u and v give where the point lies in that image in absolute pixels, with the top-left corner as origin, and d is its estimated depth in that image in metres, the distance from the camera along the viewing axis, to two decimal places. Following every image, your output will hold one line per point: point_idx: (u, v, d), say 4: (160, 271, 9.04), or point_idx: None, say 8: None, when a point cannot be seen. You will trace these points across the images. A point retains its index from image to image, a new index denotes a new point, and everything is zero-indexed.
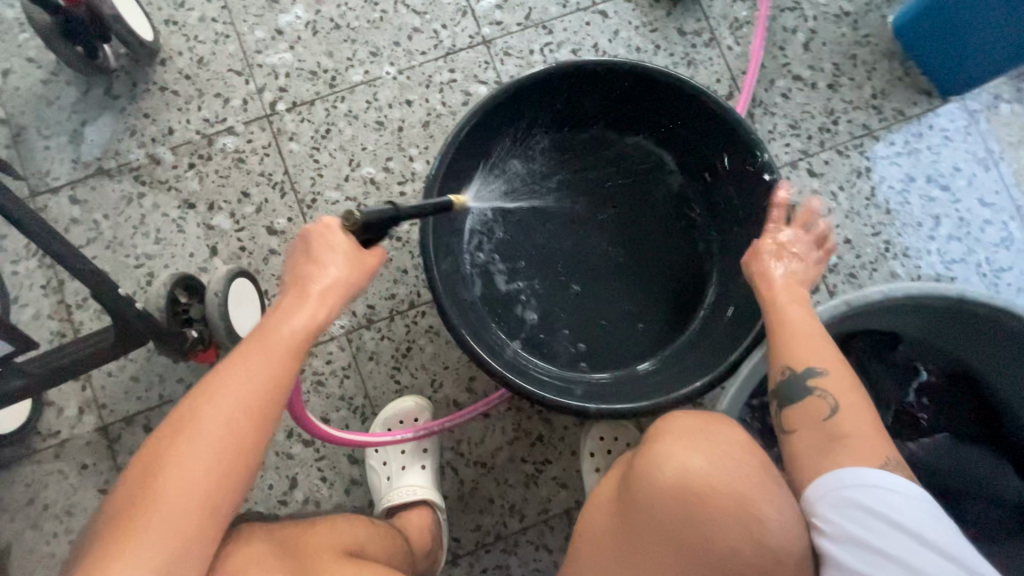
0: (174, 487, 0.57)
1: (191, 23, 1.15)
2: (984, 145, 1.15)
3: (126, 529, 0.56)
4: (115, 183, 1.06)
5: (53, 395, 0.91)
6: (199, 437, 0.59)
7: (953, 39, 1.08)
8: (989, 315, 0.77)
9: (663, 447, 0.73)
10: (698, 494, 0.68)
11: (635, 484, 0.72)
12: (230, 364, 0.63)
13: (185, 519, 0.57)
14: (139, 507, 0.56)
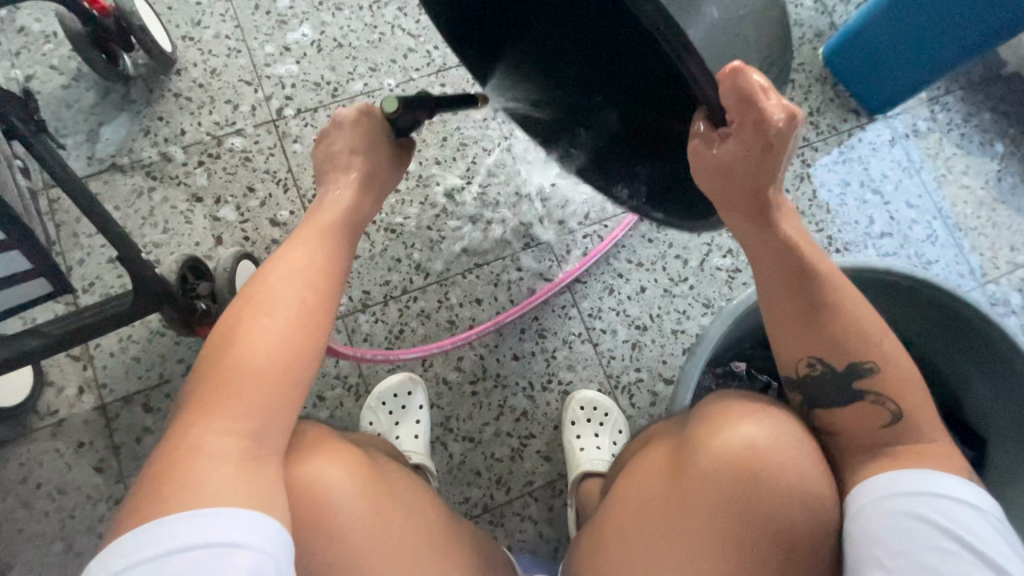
0: (251, 386, 0.53)
1: (207, 39, 1.14)
2: (907, 155, 1.28)
3: (208, 405, 0.52)
4: (128, 178, 1.07)
5: (54, 376, 0.98)
6: (288, 320, 0.57)
7: (937, 24, 1.09)
8: (913, 287, 0.86)
9: (708, 420, 0.64)
10: (753, 466, 0.59)
11: (693, 464, 0.61)
12: (306, 252, 0.64)
13: (268, 408, 0.53)
14: (237, 383, 0.53)
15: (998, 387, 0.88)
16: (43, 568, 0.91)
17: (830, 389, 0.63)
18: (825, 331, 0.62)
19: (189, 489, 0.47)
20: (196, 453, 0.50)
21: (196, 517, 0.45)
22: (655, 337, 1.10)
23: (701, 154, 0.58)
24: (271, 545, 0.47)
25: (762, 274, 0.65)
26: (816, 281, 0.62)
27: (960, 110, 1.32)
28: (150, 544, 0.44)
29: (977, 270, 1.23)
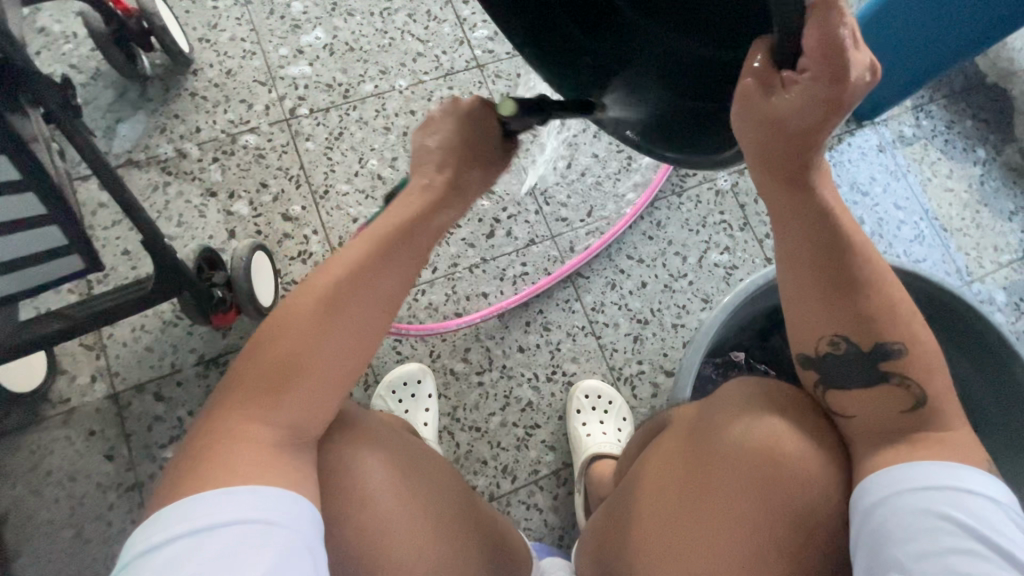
0: (314, 384, 0.51)
1: (223, 41, 1.18)
2: (894, 160, 1.34)
3: (254, 396, 0.50)
4: (143, 173, 1.10)
5: (67, 364, 0.99)
6: (347, 329, 0.53)
7: (931, 23, 1.09)
8: (903, 278, 0.90)
9: (725, 408, 0.65)
10: (769, 452, 0.60)
11: (711, 459, 0.62)
12: (379, 254, 0.56)
13: (315, 407, 0.52)
14: (289, 381, 0.51)
15: (985, 374, 0.92)
16: (52, 555, 0.91)
17: (846, 369, 0.62)
18: (856, 307, 0.60)
19: (228, 468, 0.46)
20: (243, 443, 0.48)
21: (239, 494, 0.45)
22: (656, 331, 1.13)
23: (752, 98, 0.45)
24: (305, 525, 0.47)
25: (790, 248, 0.61)
26: (851, 260, 0.60)
27: (944, 117, 1.38)
28: (190, 516, 0.43)
29: (963, 269, 1.28)
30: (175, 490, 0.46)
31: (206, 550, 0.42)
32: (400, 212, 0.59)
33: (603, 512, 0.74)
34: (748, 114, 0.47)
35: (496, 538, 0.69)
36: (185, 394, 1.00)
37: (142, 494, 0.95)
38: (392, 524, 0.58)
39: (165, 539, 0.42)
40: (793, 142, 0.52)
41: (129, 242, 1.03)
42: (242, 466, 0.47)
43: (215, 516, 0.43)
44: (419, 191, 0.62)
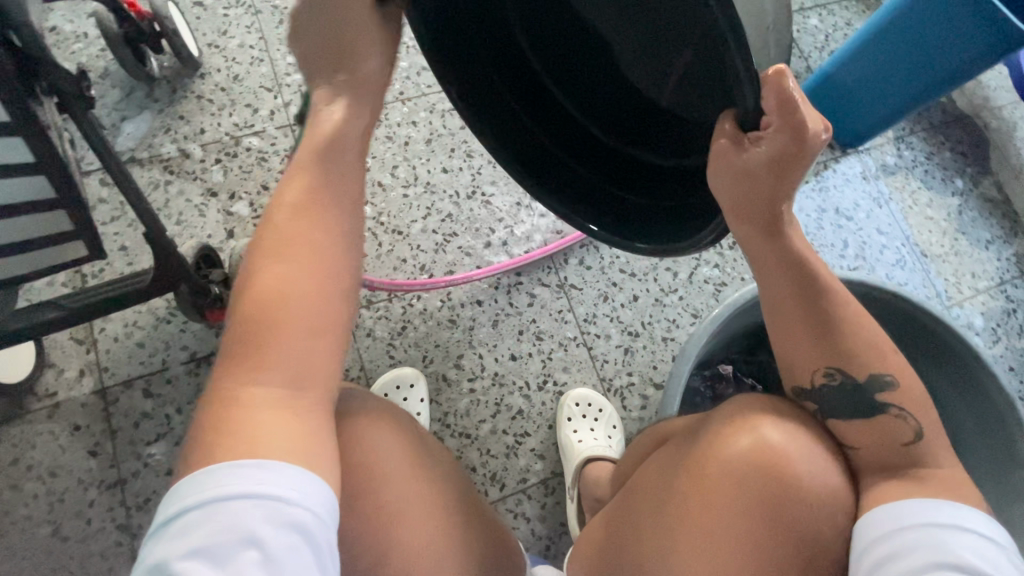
0: (292, 334, 0.48)
1: (232, 47, 1.21)
2: (876, 187, 1.39)
3: (241, 363, 0.47)
4: (145, 171, 1.11)
5: (56, 357, 0.99)
6: (310, 264, 0.50)
7: (918, 52, 1.13)
8: (886, 299, 0.93)
9: (729, 422, 0.63)
10: (776, 461, 0.59)
11: (714, 476, 0.60)
12: (315, 183, 0.54)
13: (310, 359, 0.48)
14: (270, 338, 0.47)
15: (962, 394, 0.95)
16: (28, 552, 0.90)
17: (847, 409, 0.63)
18: (834, 342, 0.63)
19: (240, 438, 0.44)
20: (234, 416, 0.45)
21: (251, 467, 0.42)
22: (646, 344, 1.15)
23: (726, 155, 0.51)
24: (315, 504, 0.44)
25: (766, 282, 0.64)
26: (829, 299, 0.62)
27: (923, 149, 1.44)
28: (200, 488, 0.41)
29: (942, 293, 1.32)
30: (191, 460, 0.44)
31: (209, 525, 0.40)
32: (322, 130, 0.56)
33: (601, 518, 0.73)
34: (721, 165, 0.52)
35: (497, 535, 0.67)
36: (175, 391, 0.99)
37: (124, 492, 0.94)
38: (405, 509, 0.58)
39: (180, 508, 0.41)
40: (758, 197, 0.56)
41: (127, 238, 1.03)
42: (262, 438, 0.44)
43: (223, 491, 0.41)
44: (330, 103, 0.58)
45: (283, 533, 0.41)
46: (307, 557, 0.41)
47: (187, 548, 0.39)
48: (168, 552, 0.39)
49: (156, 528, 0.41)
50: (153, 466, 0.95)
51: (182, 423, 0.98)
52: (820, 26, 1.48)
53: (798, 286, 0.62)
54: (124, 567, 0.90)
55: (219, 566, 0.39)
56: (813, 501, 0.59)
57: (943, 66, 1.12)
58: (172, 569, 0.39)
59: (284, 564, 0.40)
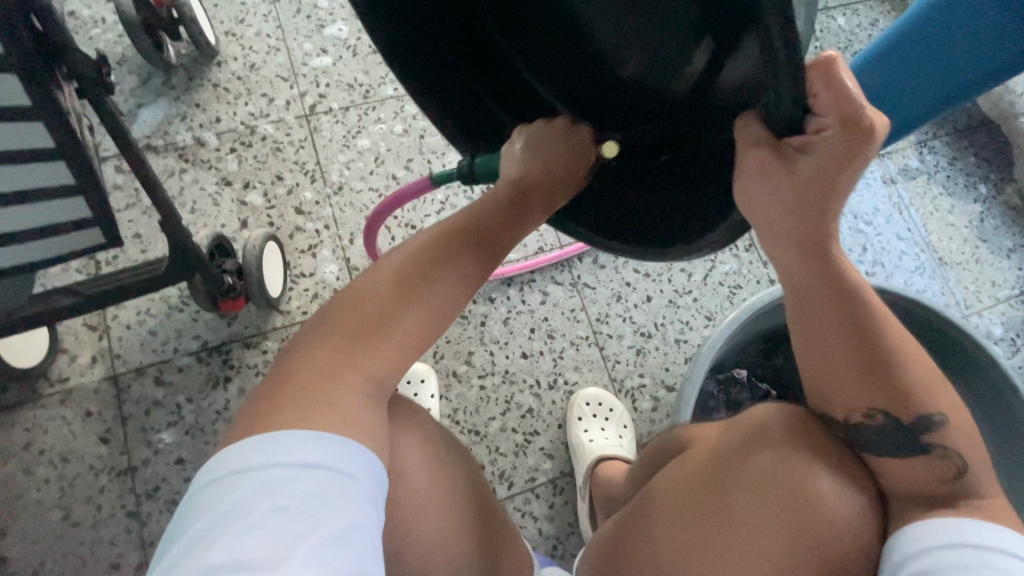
0: (392, 346, 0.52)
1: (249, 36, 1.20)
2: (897, 192, 1.37)
3: (348, 344, 0.50)
4: (160, 159, 1.11)
5: (69, 343, 0.99)
6: (438, 297, 0.55)
7: (930, 60, 1.03)
8: (907, 307, 0.91)
9: (753, 435, 0.62)
10: (802, 471, 0.58)
11: (736, 487, 0.59)
12: (462, 250, 0.58)
13: (400, 367, 0.52)
14: (377, 335, 0.51)
15: (983, 407, 0.92)
16: (39, 536, 0.90)
17: (884, 438, 0.59)
18: (883, 374, 0.58)
19: (291, 414, 0.44)
20: (319, 390, 0.47)
21: (330, 441, 0.43)
22: (658, 345, 1.14)
23: (769, 161, 0.49)
24: (376, 488, 0.44)
25: (811, 307, 0.60)
26: (881, 329, 0.58)
27: (946, 154, 1.42)
28: (282, 449, 0.41)
29: (961, 302, 1.30)
30: (263, 424, 0.44)
31: (296, 485, 0.40)
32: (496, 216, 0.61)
33: (613, 522, 0.72)
34: (753, 166, 0.49)
35: (502, 538, 0.67)
36: (186, 379, 0.99)
37: (134, 479, 0.94)
38: (422, 504, 0.57)
39: (258, 465, 0.41)
40: (793, 205, 0.53)
41: (141, 225, 1.03)
42: (339, 412, 0.46)
43: (308, 457, 0.42)
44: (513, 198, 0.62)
45: (356, 510, 0.41)
46: (371, 543, 0.41)
47: (269, 504, 0.38)
48: (242, 503, 0.38)
49: (222, 481, 0.40)
50: (163, 455, 0.95)
51: (193, 411, 0.98)
52: (845, 25, 1.45)
53: (848, 314, 0.58)
54: (133, 554, 0.90)
55: (297, 528, 0.38)
56: (841, 515, 0.57)
57: (962, 76, 1.01)
58: (247, 524, 0.37)
59: (354, 542, 0.40)
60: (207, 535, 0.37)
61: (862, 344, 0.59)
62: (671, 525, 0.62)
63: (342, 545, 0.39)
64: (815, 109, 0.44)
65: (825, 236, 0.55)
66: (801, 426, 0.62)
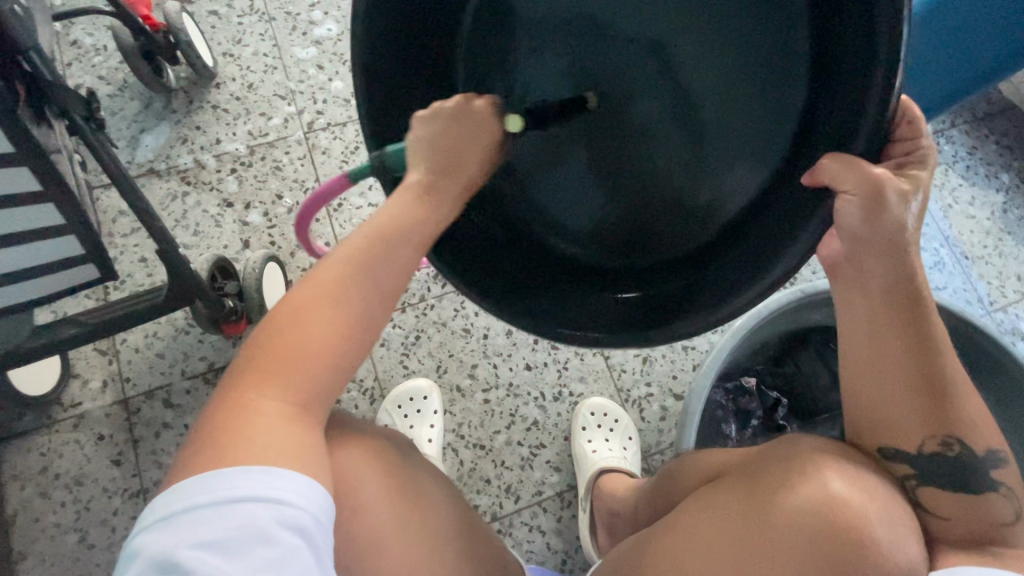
0: (314, 370, 0.47)
1: (246, 56, 1.21)
2: None
3: (272, 369, 0.46)
4: (163, 183, 1.13)
5: (80, 368, 1.01)
6: (348, 317, 0.49)
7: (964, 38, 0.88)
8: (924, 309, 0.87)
9: (789, 465, 0.59)
10: (856, 518, 0.54)
11: (770, 515, 0.56)
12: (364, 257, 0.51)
13: (322, 383, 0.48)
14: (298, 360, 0.47)
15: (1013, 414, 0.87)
16: (57, 558, 0.92)
17: (923, 467, 0.58)
18: (944, 408, 0.57)
19: (220, 448, 0.42)
20: (229, 438, 0.43)
21: (254, 472, 0.41)
22: (665, 352, 1.11)
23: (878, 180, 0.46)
24: (314, 504, 0.42)
25: (880, 339, 0.56)
26: (938, 352, 0.56)
27: (965, 143, 1.36)
28: (209, 487, 0.40)
29: (985, 297, 1.25)
30: (192, 463, 0.42)
31: (221, 523, 0.39)
32: (403, 212, 0.53)
33: (621, 547, 0.69)
34: (868, 181, 0.46)
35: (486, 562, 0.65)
36: (194, 401, 1.00)
37: (146, 501, 0.95)
38: (380, 539, 0.56)
39: (186, 506, 0.40)
40: (882, 244, 0.51)
41: (145, 250, 1.04)
42: (263, 438, 0.44)
43: (231, 492, 0.40)
44: (420, 195, 0.53)
45: (288, 532, 0.40)
46: (311, 558, 0.40)
47: (198, 538, 0.38)
48: (171, 546, 0.38)
49: (156, 527, 0.40)
50: None
51: None
52: None
53: (916, 356, 0.55)
54: None
55: (225, 561, 0.37)
56: (896, 572, 0.53)
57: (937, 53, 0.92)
58: (178, 565, 0.37)
59: (287, 563, 0.39)
60: None
61: (932, 382, 0.56)
62: (701, 559, 0.57)
63: (274, 569, 0.38)
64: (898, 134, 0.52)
65: (901, 259, 0.52)
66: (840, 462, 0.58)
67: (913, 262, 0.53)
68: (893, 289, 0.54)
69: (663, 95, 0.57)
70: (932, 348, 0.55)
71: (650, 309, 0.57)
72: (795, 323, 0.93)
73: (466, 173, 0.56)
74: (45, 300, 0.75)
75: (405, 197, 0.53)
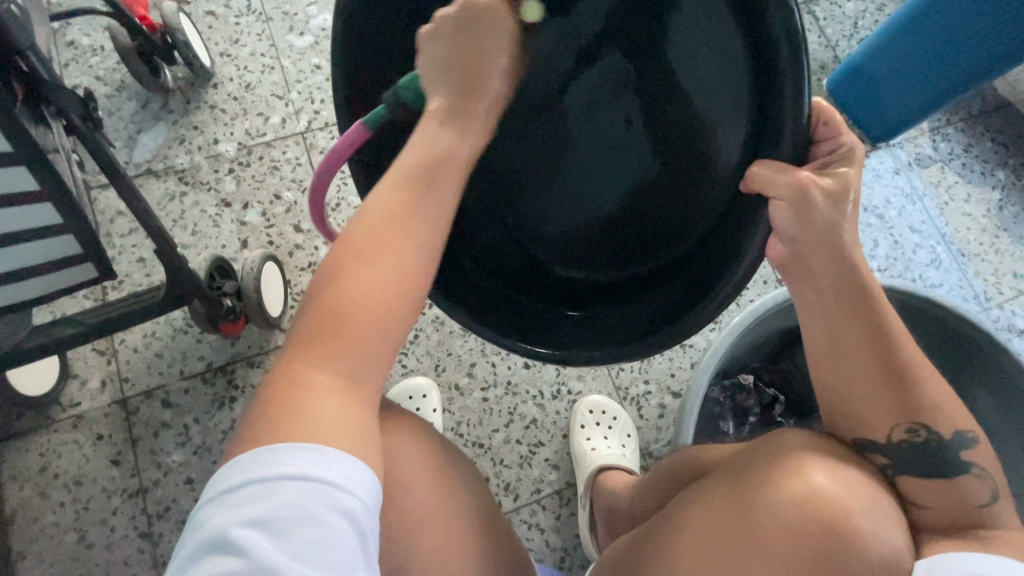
0: (365, 333, 0.46)
1: (243, 56, 1.21)
2: (910, 182, 1.32)
3: (321, 337, 0.46)
4: (161, 183, 1.13)
5: (79, 368, 1.01)
6: (394, 274, 0.48)
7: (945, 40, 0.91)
8: (918, 306, 0.88)
9: (771, 457, 0.59)
10: (838, 508, 0.54)
11: (753, 509, 0.56)
12: (406, 210, 0.50)
13: (372, 348, 0.47)
14: (342, 328, 0.46)
15: (1008, 410, 0.87)
16: (56, 559, 0.92)
17: (918, 462, 0.58)
18: (910, 400, 0.58)
19: (276, 426, 0.42)
20: (283, 414, 0.43)
21: (309, 451, 0.41)
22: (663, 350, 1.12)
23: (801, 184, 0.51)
24: (365, 490, 0.42)
25: (839, 333, 0.58)
26: (898, 342, 0.58)
27: (961, 141, 1.36)
28: (265, 463, 0.40)
29: (981, 294, 1.25)
30: (247, 438, 0.43)
31: (275, 500, 0.39)
32: (431, 142, 0.51)
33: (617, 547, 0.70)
34: (794, 186, 0.52)
35: (508, 557, 0.64)
36: (192, 401, 1.00)
37: (145, 501, 0.95)
38: (404, 530, 0.55)
39: (241, 480, 0.40)
40: (823, 241, 0.55)
41: (143, 250, 1.04)
42: (321, 420, 0.43)
43: (283, 469, 0.40)
44: (441, 121, 0.51)
45: (333, 515, 0.39)
46: (356, 545, 0.40)
47: (250, 515, 0.38)
48: (226, 520, 0.38)
49: (214, 498, 0.40)
50: (173, 475, 0.97)
51: (200, 432, 0.99)
52: (854, 9, 1.34)
53: (870, 346, 0.57)
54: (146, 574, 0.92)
55: (275, 540, 0.38)
56: (888, 565, 0.53)
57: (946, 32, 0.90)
58: (232, 538, 0.38)
59: (333, 549, 0.38)
60: (205, 553, 0.38)
61: (894, 373, 0.57)
62: (691, 556, 0.57)
63: (321, 553, 0.38)
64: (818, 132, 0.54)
65: (844, 256, 0.55)
66: (822, 454, 0.58)
67: (856, 257, 0.56)
68: (851, 282, 0.56)
69: (687, 75, 0.55)
70: (897, 341, 0.57)
71: (598, 314, 0.63)
72: (791, 320, 0.93)
73: (485, 89, 0.52)
74: (45, 299, 0.75)
75: (428, 131, 0.51)
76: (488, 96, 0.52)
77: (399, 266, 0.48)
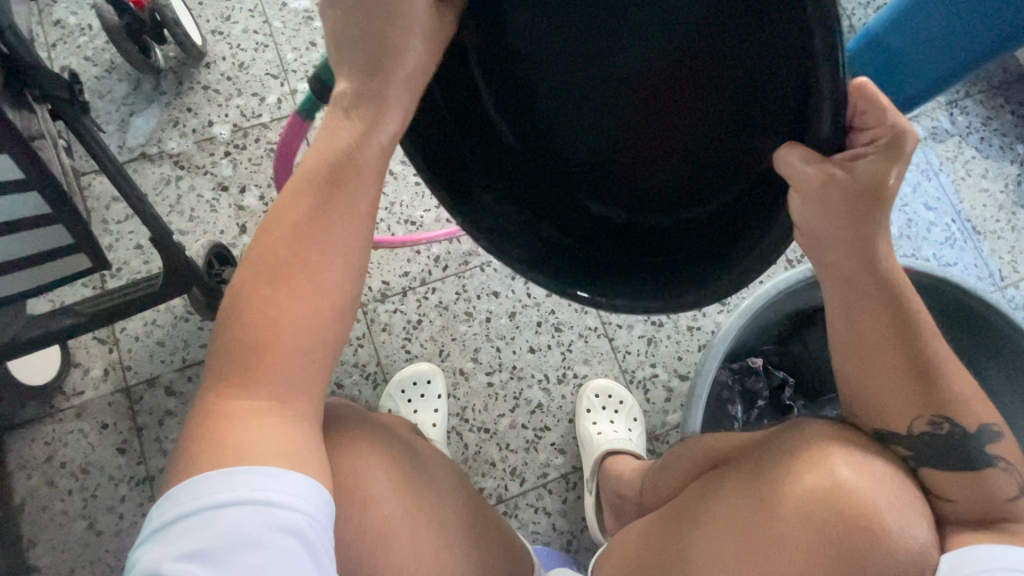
0: (287, 365, 0.44)
1: (236, 33, 1.17)
2: (926, 158, 1.28)
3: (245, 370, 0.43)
4: (156, 168, 1.10)
5: (80, 356, 1.01)
6: (311, 301, 0.44)
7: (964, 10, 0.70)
8: (932, 287, 0.85)
9: (792, 450, 0.58)
10: (867, 504, 0.53)
11: (777, 502, 0.55)
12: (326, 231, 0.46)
13: (294, 374, 0.44)
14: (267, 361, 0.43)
15: (1019, 390, 0.86)
16: (67, 545, 0.93)
17: (940, 456, 0.57)
18: (936, 394, 0.57)
19: (218, 448, 0.42)
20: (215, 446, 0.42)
21: (243, 474, 0.41)
22: (670, 333, 1.10)
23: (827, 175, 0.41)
24: (308, 504, 0.42)
25: (859, 326, 0.56)
26: (929, 339, 0.56)
27: (979, 113, 1.31)
28: (195, 494, 0.40)
29: (995, 273, 1.22)
30: (183, 470, 0.42)
31: (212, 528, 0.39)
32: (334, 145, 0.47)
33: (628, 534, 0.70)
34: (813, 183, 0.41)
35: (495, 550, 0.65)
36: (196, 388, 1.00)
37: (152, 488, 0.96)
38: (391, 528, 0.55)
39: (175, 515, 0.40)
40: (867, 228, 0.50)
41: (140, 236, 1.02)
42: (260, 444, 0.42)
43: (216, 498, 0.40)
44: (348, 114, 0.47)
45: (275, 532, 0.40)
46: (306, 558, 0.40)
47: (190, 546, 0.39)
48: (165, 555, 0.39)
49: (152, 535, 0.40)
50: None
51: None
52: None
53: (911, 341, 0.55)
54: None
55: (218, 568, 0.38)
56: (909, 559, 0.52)
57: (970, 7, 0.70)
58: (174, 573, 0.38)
59: (280, 567, 0.39)
60: None
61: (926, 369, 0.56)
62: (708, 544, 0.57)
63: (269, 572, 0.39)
64: (861, 123, 0.42)
65: (878, 252, 0.51)
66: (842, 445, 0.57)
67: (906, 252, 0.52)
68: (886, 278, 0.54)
69: None
70: (930, 333, 0.55)
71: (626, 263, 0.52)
72: (803, 301, 0.91)
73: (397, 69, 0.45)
74: (39, 291, 0.74)
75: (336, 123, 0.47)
76: (392, 67, 0.46)
77: (321, 293, 0.45)
